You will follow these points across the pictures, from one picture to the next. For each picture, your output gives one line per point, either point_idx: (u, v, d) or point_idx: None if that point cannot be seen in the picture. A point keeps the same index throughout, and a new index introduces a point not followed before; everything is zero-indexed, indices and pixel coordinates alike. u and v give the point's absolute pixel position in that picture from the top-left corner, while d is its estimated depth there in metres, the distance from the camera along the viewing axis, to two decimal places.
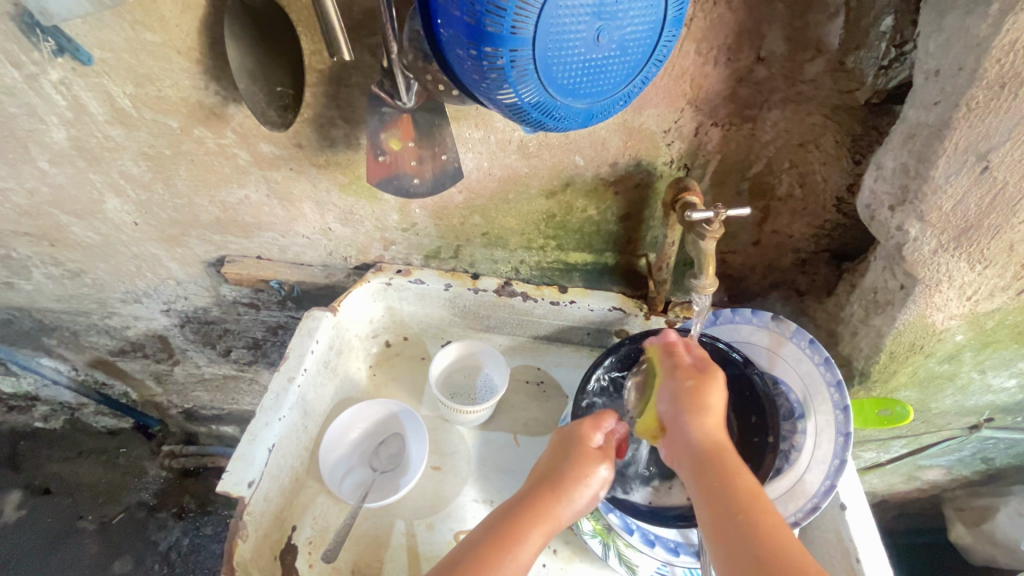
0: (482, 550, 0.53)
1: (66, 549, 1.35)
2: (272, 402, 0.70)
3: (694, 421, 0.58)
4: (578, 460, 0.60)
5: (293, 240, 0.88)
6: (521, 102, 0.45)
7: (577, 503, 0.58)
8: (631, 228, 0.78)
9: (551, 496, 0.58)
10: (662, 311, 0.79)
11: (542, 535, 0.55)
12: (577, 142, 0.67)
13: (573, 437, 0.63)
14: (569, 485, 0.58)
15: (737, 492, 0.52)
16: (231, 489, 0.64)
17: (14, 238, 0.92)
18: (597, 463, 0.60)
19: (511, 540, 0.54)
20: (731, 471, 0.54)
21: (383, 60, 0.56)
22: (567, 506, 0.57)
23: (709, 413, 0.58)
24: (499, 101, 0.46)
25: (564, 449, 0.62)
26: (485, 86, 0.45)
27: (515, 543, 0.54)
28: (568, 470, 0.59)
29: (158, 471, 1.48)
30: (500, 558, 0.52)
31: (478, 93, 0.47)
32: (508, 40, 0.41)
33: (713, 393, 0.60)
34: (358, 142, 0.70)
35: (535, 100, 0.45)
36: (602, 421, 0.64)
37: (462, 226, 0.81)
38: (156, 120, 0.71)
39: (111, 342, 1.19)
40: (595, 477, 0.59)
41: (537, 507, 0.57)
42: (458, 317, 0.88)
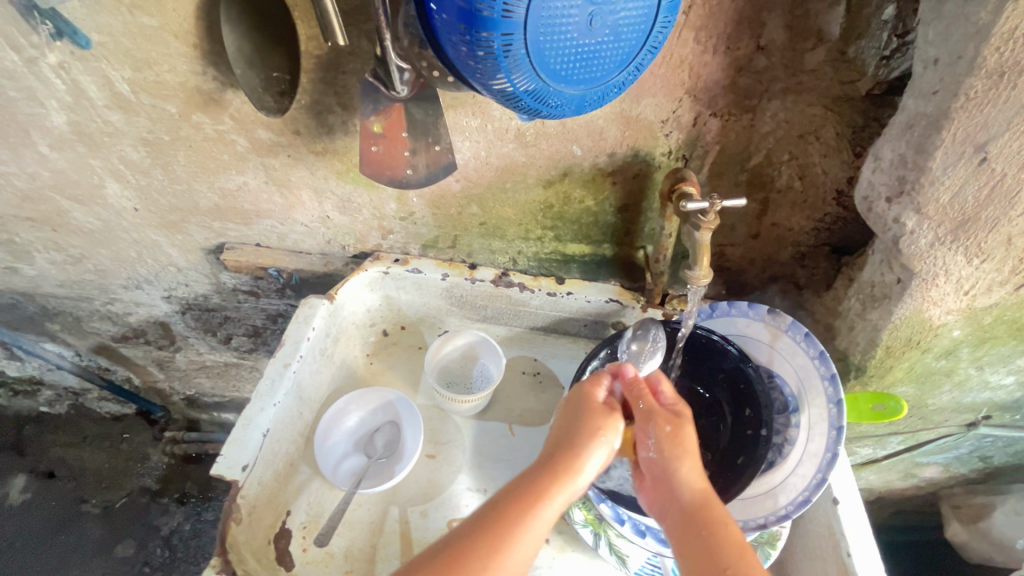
0: (499, 514, 0.51)
1: (69, 531, 1.38)
2: (267, 386, 0.71)
3: (675, 471, 0.56)
4: (593, 419, 0.59)
5: (292, 228, 0.88)
6: (514, 89, 0.45)
7: (594, 463, 0.55)
8: (629, 219, 0.77)
9: (568, 454, 0.56)
10: (659, 303, 0.79)
11: (562, 499, 0.53)
12: (574, 131, 0.67)
13: (581, 397, 0.61)
14: (585, 443, 0.56)
15: (721, 549, 0.50)
16: (225, 472, 0.64)
17: (17, 223, 0.94)
18: (607, 418, 0.59)
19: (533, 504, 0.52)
20: (716, 525, 0.52)
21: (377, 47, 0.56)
22: (586, 465, 0.55)
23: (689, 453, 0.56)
24: (494, 87, 0.45)
25: (574, 410, 0.60)
26: (478, 72, 0.44)
27: (538, 503, 0.52)
28: (583, 430, 0.57)
29: (160, 457, 1.50)
30: (520, 521, 0.50)
31: (471, 80, 0.46)
32: (499, 24, 0.40)
33: (686, 438, 0.57)
34: (356, 129, 0.69)
35: (528, 87, 0.45)
36: (603, 380, 0.63)
37: (460, 215, 0.81)
38: (154, 105, 0.71)
39: (114, 328, 1.20)
40: (610, 435, 0.58)
41: (556, 469, 0.54)
42: (455, 308, 0.88)
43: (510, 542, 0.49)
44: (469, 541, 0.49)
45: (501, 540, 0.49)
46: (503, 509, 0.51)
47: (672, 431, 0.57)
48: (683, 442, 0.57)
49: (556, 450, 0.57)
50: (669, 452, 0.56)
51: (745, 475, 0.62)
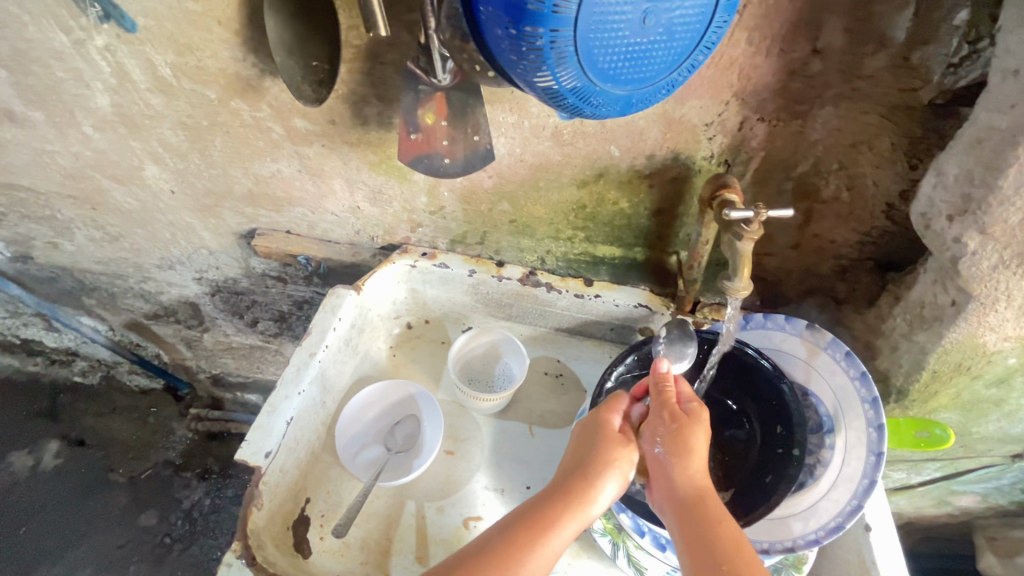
0: (511, 534, 0.52)
1: (96, 498, 1.42)
2: (292, 374, 0.71)
3: (674, 469, 0.55)
4: (608, 446, 0.58)
5: (322, 217, 0.89)
6: (558, 87, 0.44)
7: (609, 492, 0.56)
8: (663, 224, 0.75)
9: (584, 483, 0.56)
10: (690, 311, 0.77)
11: (575, 524, 0.54)
12: (613, 130, 0.65)
13: (596, 422, 0.61)
14: (598, 472, 0.57)
15: (717, 544, 0.50)
16: (248, 458, 0.65)
17: (60, 200, 0.97)
18: (622, 449, 0.58)
19: (545, 529, 0.53)
20: (713, 521, 0.51)
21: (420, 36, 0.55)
22: (599, 495, 0.56)
23: (695, 455, 0.55)
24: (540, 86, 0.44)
25: (589, 433, 0.60)
26: (522, 67, 0.43)
27: (552, 526, 0.53)
28: (596, 459, 0.57)
29: (185, 433, 1.55)
30: (532, 542, 0.52)
31: (517, 78, 0.45)
32: (548, 19, 0.39)
33: (694, 438, 0.56)
34: (391, 121, 0.69)
35: (573, 85, 0.43)
36: (618, 403, 0.62)
37: (490, 212, 0.80)
38: (195, 90, 0.71)
39: (146, 306, 1.23)
40: (625, 466, 0.58)
41: (567, 496, 0.55)
42: (480, 304, 0.88)
43: (521, 561, 0.51)
44: (481, 558, 0.50)
45: (514, 558, 0.50)
46: (515, 532, 0.52)
47: (677, 429, 0.56)
48: (684, 439, 0.56)
49: (569, 475, 0.57)
50: (675, 451, 0.55)
51: (775, 494, 0.60)
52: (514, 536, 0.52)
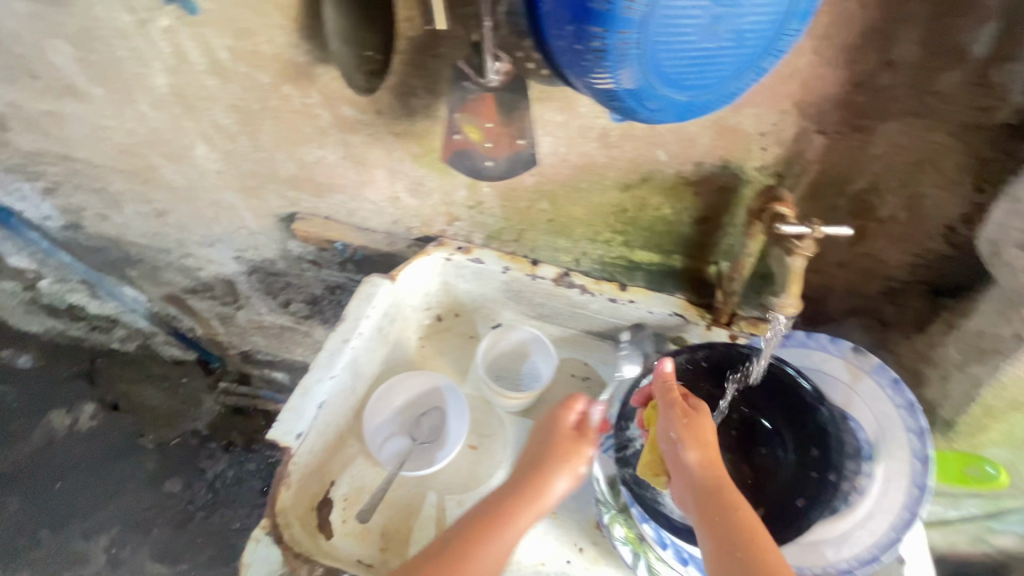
0: (477, 526, 0.63)
1: (128, 462, 1.48)
2: (326, 358, 0.72)
3: (688, 461, 0.58)
4: (562, 442, 0.68)
5: (361, 205, 0.90)
6: (618, 89, 0.42)
7: (560, 485, 0.66)
8: (705, 233, 0.74)
9: (539, 477, 0.65)
10: (726, 323, 0.77)
11: (531, 514, 0.64)
12: (663, 135, 0.63)
13: (551, 421, 0.70)
14: (553, 468, 0.66)
15: (736, 531, 0.53)
16: (280, 437, 0.67)
17: (114, 174, 1.01)
18: (574, 446, 0.67)
19: (507, 515, 0.63)
20: (732, 509, 0.55)
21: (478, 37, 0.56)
22: (553, 489, 0.65)
23: (708, 446, 0.58)
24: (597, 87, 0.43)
25: (546, 432, 0.69)
26: (581, 67, 0.42)
27: (510, 520, 0.63)
28: (552, 455, 0.66)
29: (213, 405, 1.59)
30: (494, 534, 0.62)
31: (572, 78, 0.44)
32: (615, 20, 0.38)
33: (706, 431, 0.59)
34: (437, 114, 0.69)
35: (634, 87, 0.42)
36: (574, 403, 0.70)
37: (529, 210, 0.80)
38: (249, 74, 0.73)
39: (186, 280, 1.27)
40: (577, 460, 0.67)
41: (527, 488, 0.65)
42: (512, 301, 0.88)
43: (485, 547, 0.61)
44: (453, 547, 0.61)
45: (479, 545, 0.61)
46: (482, 518, 0.63)
47: (689, 423, 0.59)
48: (697, 432, 0.59)
49: (529, 467, 0.67)
50: (691, 444, 0.58)
51: (809, 519, 0.59)
52: (483, 522, 0.63)
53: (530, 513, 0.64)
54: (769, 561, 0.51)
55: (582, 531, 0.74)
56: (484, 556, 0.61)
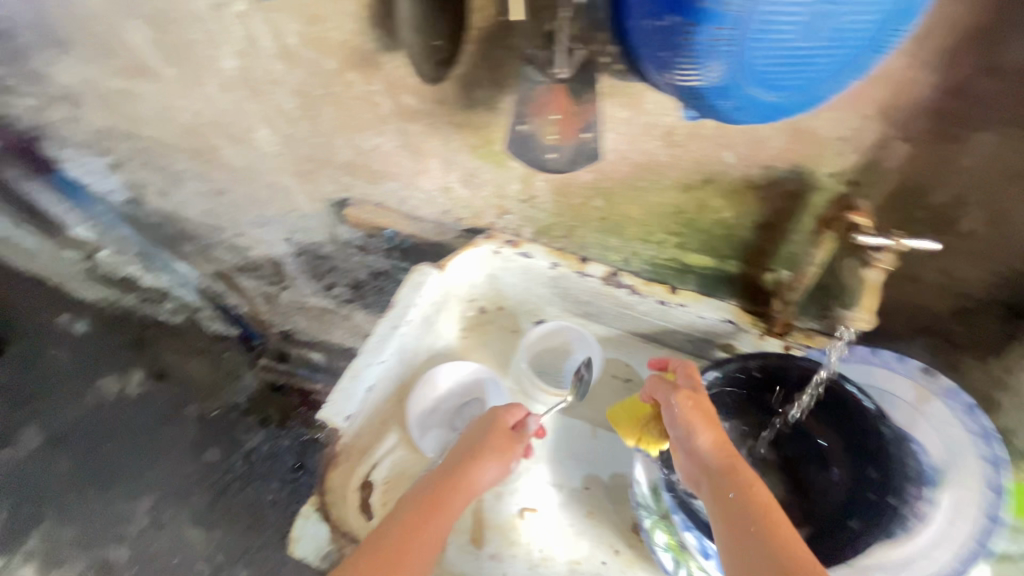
0: (412, 513, 0.60)
1: (169, 430, 1.50)
2: (376, 343, 0.74)
3: (697, 441, 0.59)
4: (495, 434, 0.69)
5: (414, 193, 0.90)
6: (706, 86, 0.43)
7: (490, 475, 0.67)
8: (766, 239, 0.72)
9: (473, 467, 0.66)
10: (781, 334, 0.74)
11: (461, 503, 0.64)
12: (732, 136, 0.61)
13: (490, 419, 0.71)
14: (485, 459, 0.67)
15: (751, 507, 0.52)
16: (330, 418, 0.68)
17: (177, 152, 1.04)
18: (509, 443, 0.69)
19: (441, 499, 0.62)
20: (743, 487, 0.54)
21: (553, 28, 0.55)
22: (482, 479, 0.66)
23: (712, 426, 0.60)
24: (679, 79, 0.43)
25: (481, 424, 0.71)
26: (670, 63, 0.42)
27: (443, 505, 0.62)
28: (485, 449, 0.67)
29: (252, 379, 1.53)
30: (427, 519, 0.60)
31: (653, 66, 0.45)
32: (709, 19, 0.38)
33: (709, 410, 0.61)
34: (499, 106, 0.69)
35: (723, 84, 0.43)
36: (515, 407, 0.72)
37: (582, 206, 0.79)
38: (316, 60, 0.74)
39: (236, 259, 1.31)
40: (510, 454, 0.68)
41: (457, 478, 0.65)
42: (558, 298, 0.87)
43: (421, 531, 0.59)
44: (388, 535, 0.58)
45: (415, 528, 0.59)
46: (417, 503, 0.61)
47: (694, 404, 0.61)
48: (705, 413, 0.61)
49: (463, 456, 0.67)
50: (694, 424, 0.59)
51: (866, 542, 0.57)
52: (420, 508, 0.61)
53: (461, 503, 0.63)
54: (784, 535, 0.49)
55: (617, 533, 0.74)
56: (420, 542, 0.58)
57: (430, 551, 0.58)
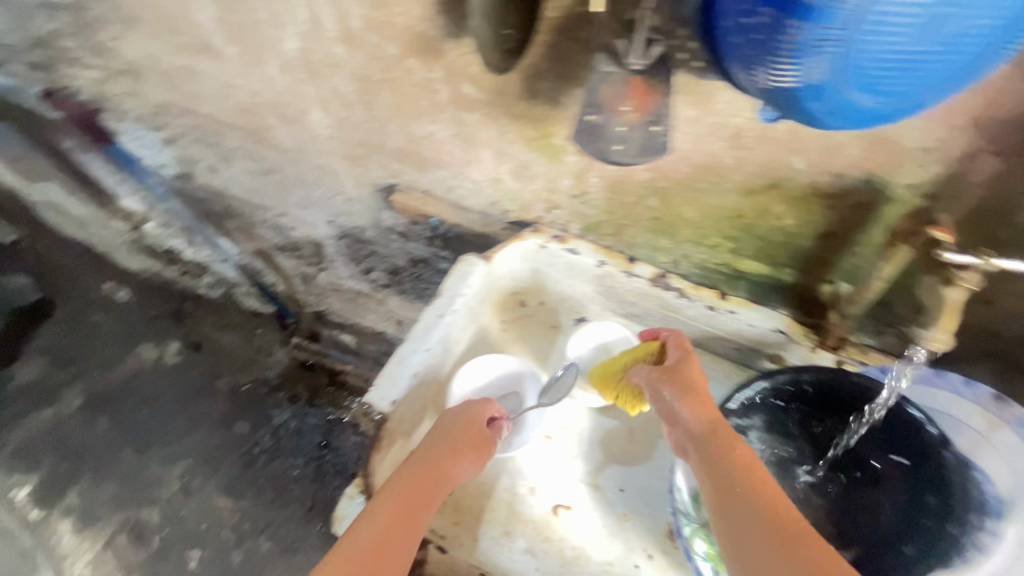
0: (388, 512, 0.58)
1: (202, 399, 1.58)
2: (421, 331, 0.76)
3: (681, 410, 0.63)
4: (468, 428, 0.68)
5: (462, 182, 0.90)
6: (804, 83, 0.44)
7: (465, 468, 0.66)
8: (828, 249, 0.70)
9: (447, 460, 0.64)
10: (833, 347, 0.73)
11: (436, 499, 0.62)
12: (805, 141, 0.59)
13: (463, 415, 0.69)
14: (458, 453, 0.66)
15: (736, 468, 0.56)
16: (377, 402, 0.70)
17: (231, 130, 1.06)
18: (480, 436, 0.68)
19: (419, 496, 0.61)
20: (728, 449, 0.58)
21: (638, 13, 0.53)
22: (459, 473, 0.65)
23: (697, 395, 0.64)
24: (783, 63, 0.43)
25: (452, 416, 0.69)
26: (772, 57, 0.43)
27: (422, 502, 0.60)
28: (456, 442, 0.66)
29: (283, 356, 1.64)
30: (405, 519, 0.58)
31: (736, 60, 0.46)
32: (822, 17, 0.40)
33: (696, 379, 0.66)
34: (560, 99, 0.68)
35: (822, 82, 0.44)
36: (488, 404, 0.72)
37: (635, 205, 0.77)
38: (378, 44, 0.74)
39: (277, 238, 1.34)
40: (483, 446, 0.68)
41: (433, 473, 0.63)
42: (601, 296, 0.86)
43: (401, 528, 0.57)
44: (364, 539, 0.56)
45: (395, 526, 0.57)
46: (394, 504, 0.59)
47: (678, 375, 0.66)
48: (689, 386, 0.65)
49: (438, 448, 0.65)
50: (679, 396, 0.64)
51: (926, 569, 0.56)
52: (397, 508, 0.59)
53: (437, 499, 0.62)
54: (766, 490, 0.54)
55: (652, 538, 0.73)
56: (400, 540, 0.56)
57: (409, 549, 0.57)
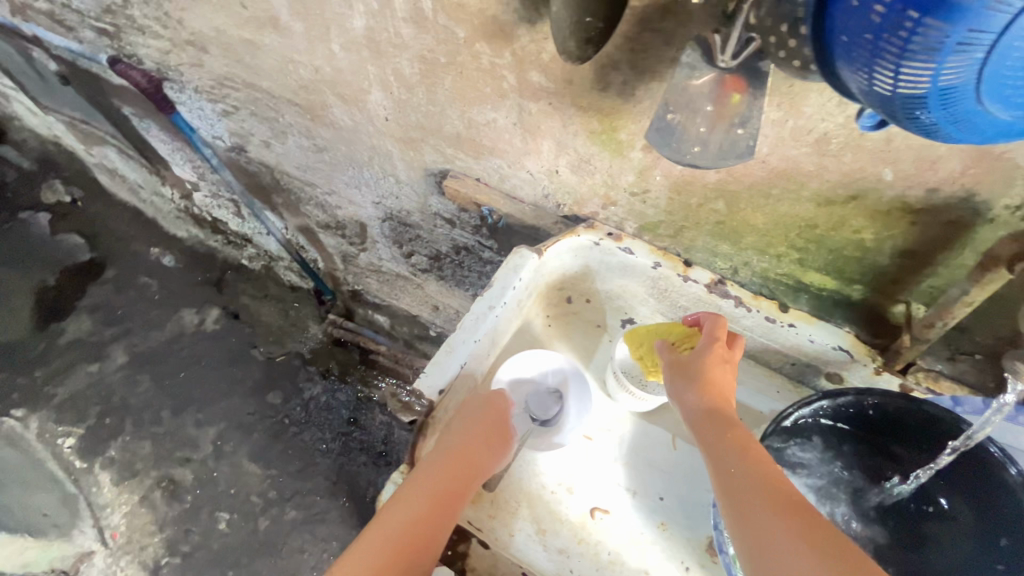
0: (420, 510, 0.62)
1: (240, 366, 1.61)
2: (471, 322, 0.75)
3: (687, 393, 0.66)
4: (489, 411, 0.71)
5: (517, 172, 0.89)
6: (931, 88, 0.35)
7: (493, 458, 0.69)
8: (906, 268, 0.66)
9: (473, 452, 0.67)
10: (900, 371, 0.70)
11: (466, 492, 0.66)
12: (898, 152, 0.55)
13: (484, 404, 0.71)
14: (483, 445, 0.68)
15: (737, 449, 0.59)
16: (424, 389, 0.71)
17: (288, 106, 1.07)
18: (502, 424, 0.71)
19: (447, 493, 0.64)
20: (736, 433, 0.61)
21: (732, 8, 0.49)
22: (485, 465, 0.68)
23: (711, 382, 0.66)
24: (894, 74, 0.36)
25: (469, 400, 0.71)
26: (900, 52, 0.35)
27: (450, 497, 0.64)
28: (479, 431, 0.69)
29: (318, 332, 1.67)
30: (435, 515, 0.62)
31: (849, 54, 0.39)
32: (971, 10, 0.31)
33: (715, 367, 0.67)
34: (633, 92, 0.65)
35: (953, 90, 0.35)
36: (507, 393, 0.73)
37: (699, 207, 0.75)
38: (447, 27, 0.72)
39: (322, 216, 1.35)
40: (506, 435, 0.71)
41: (458, 469, 0.66)
42: (653, 299, 0.84)
43: (432, 525, 0.62)
44: (400, 537, 0.60)
45: (425, 523, 0.61)
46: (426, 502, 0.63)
47: (695, 362, 0.68)
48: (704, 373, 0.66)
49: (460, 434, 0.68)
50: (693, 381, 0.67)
51: None
52: (428, 501, 0.63)
53: (466, 489, 0.66)
54: (769, 467, 0.57)
55: (691, 550, 0.72)
56: (432, 535, 0.61)
57: (441, 538, 0.62)
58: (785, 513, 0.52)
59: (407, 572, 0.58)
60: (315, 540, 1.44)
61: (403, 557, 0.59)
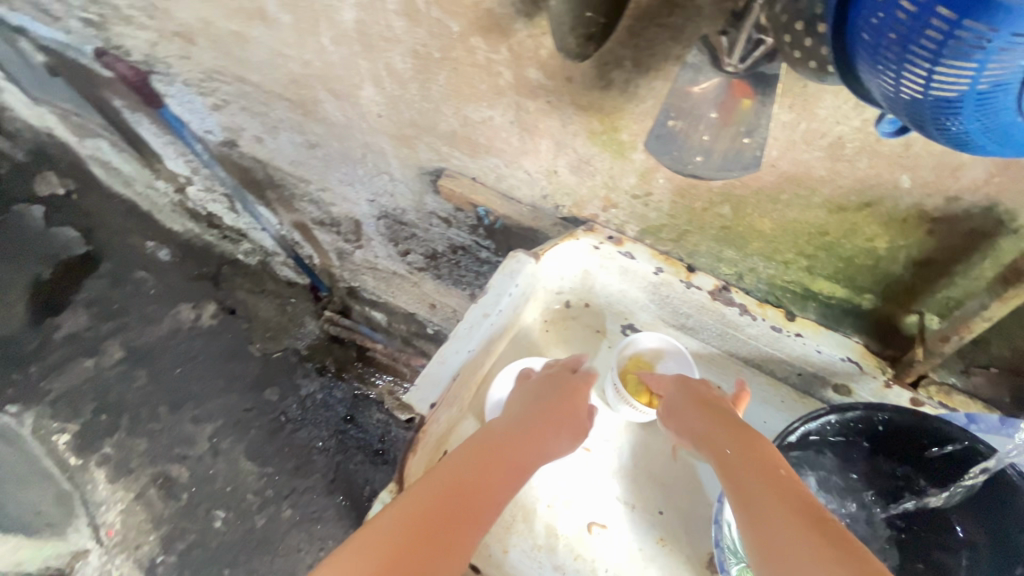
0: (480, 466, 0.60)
1: (236, 362, 1.59)
2: (465, 330, 0.72)
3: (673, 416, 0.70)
4: (578, 397, 0.72)
5: (514, 172, 0.85)
6: (968, 90, 0.32)
7: (559, 440, 0.68)
8: (921, 278, 0.63)
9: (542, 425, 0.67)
10: (910, 385, 0.67)
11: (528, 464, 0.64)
12: (917, 158, 0.52)
13: (560, 383, 0.73)
14: (553, 422, 0.69)
15: (735, 453, 0.60)
16: (414, 403, 0.69)
17: (279, 101, 1.03)
18: (579, 405, 0.72)
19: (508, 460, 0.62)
20: (740, 438, 0.61)
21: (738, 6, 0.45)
22: (552, 443, 0.67)
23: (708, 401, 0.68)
24: (926, 74, 0.33)
25: (552, 383, 0.73)
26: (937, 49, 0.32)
27: (512, 463, 0.62)
28: (554, 406, 0.70)
29: (316, 328, 1.65)
30: (496, 476, 0.60)
31: (875, 52, 0.35)
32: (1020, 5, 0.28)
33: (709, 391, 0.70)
34: (636, 91, 0.62)
35: (992, 94, 0.32)
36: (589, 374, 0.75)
37: (703, 211, 0.71)
38: (440, 20, 0.68)
39: (317, 213, 1.32)
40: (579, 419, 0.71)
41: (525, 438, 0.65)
42: (654, 306, 0.81)
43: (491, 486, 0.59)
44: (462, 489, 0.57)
45: (484, 482, 0.59)
46: (486, 462, 0.60)
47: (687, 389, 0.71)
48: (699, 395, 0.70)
49: (533, 414, 0.68)
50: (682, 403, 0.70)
51: None
52: (491, 460, 0.61)
53: (529, 463, 0.64)
54: (774, 463, 0.57)
55: (690, 566, 0.70)
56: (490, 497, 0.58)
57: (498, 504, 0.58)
58: (797, 505, 0.51)
59: (461, 526, 0.54)
60: (311, 539, 1.43)
61: (461, 509, 0.55)
